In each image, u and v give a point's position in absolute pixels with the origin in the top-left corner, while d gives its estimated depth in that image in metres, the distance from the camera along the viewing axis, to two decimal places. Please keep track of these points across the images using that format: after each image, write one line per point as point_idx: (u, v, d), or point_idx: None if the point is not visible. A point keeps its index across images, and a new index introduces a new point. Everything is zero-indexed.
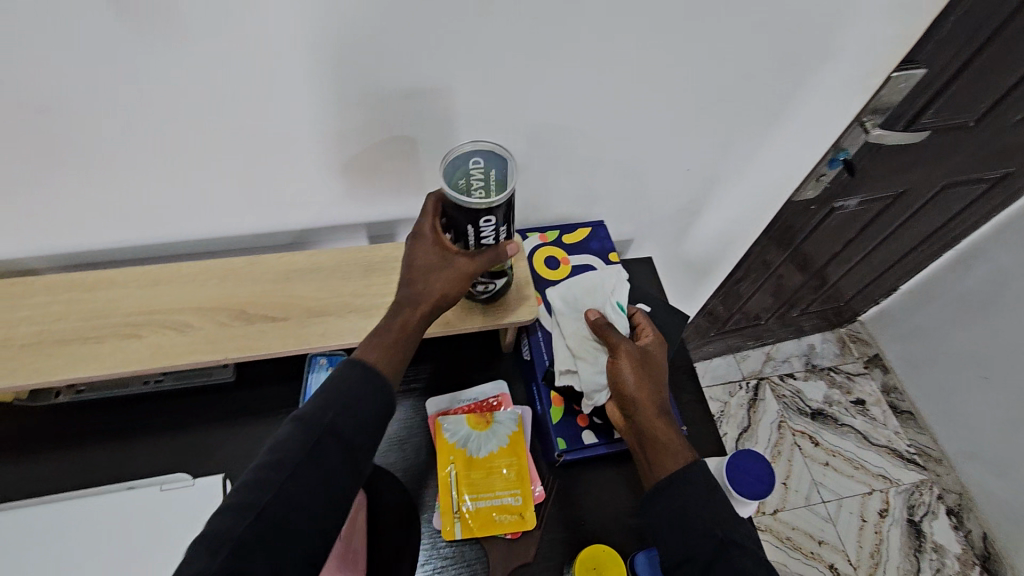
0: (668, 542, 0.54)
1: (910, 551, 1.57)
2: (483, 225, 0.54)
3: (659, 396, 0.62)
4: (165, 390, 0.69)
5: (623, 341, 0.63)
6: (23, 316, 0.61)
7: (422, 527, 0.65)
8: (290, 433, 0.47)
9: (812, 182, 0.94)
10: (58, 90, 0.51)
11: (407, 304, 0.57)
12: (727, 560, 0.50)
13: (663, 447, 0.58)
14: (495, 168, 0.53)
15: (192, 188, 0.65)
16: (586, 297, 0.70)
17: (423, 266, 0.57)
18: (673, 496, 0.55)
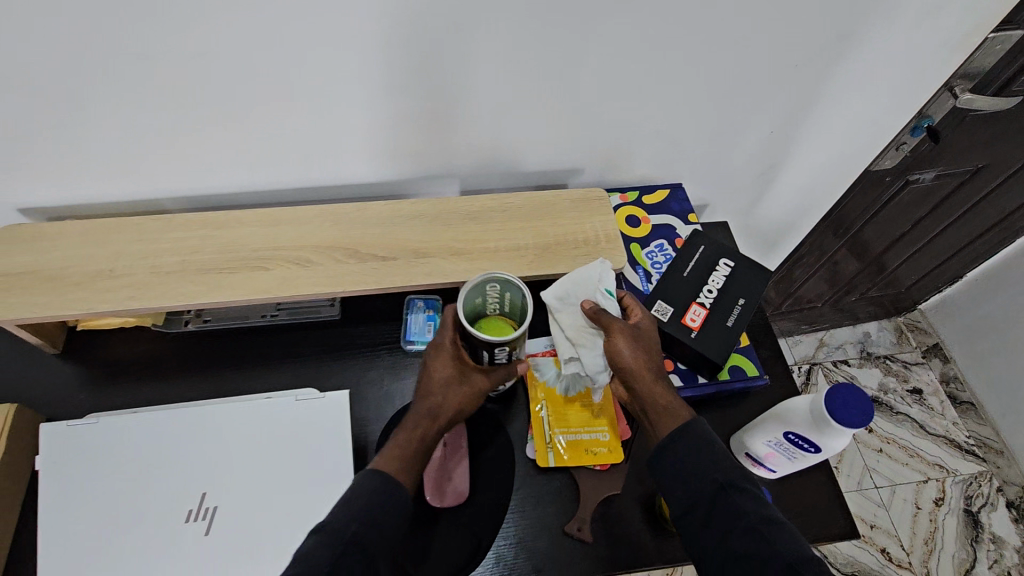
0: (671, 493, 0.54)
1: (966, 541, 1.55)
2: (498, 352, 0.59)
3: (656, 364, 0.61)
4: (280, 324, 0.76)
5: (614, 319, 0.61)
6: (166, 247, 0.68)
7: (517, 455, 0.69)
8: (316, 545, 0.47)
9: (892, 151, 0.94)
10: (214, 42, 0.57)
11: (427, 418, 0.58)
12: (727, 499, 0.52)
13: (663, 410, 0.58)
14: (508, 291, 0.60)
15: (312, 138, 0.71)
16: (578, 288, 0.66)
17: (442, 378, 0.59)
18: (673, 452, 0.55)
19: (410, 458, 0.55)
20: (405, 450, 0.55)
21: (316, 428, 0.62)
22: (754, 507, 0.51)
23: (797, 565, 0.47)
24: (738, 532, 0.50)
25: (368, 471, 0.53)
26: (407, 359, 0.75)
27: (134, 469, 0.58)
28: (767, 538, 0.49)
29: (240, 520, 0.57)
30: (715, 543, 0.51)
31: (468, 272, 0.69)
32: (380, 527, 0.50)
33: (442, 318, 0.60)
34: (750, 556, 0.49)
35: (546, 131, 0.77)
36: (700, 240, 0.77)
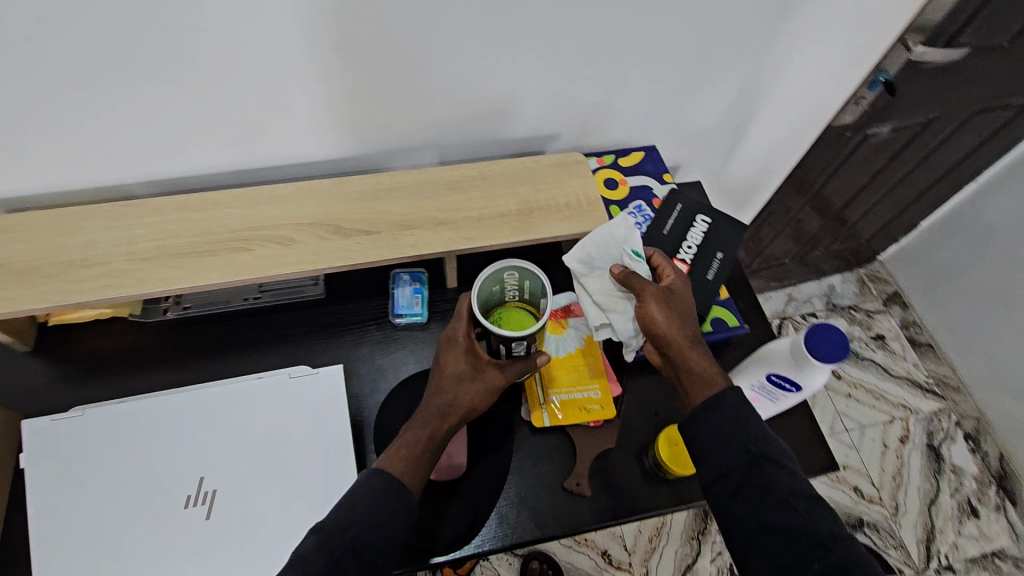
0: (705, 463, 0.57)
1: (930, 473, 1.65)
2: (514, 345, 0.59)
3: (690, 329, 0.63)
4: (263, 306, 0.74)
5: (647, 284, 0.63)
6: (141, 233, 0.66)
7: (513, 419, 0.71)
8: (312, 546, 0.49)
9: (852, 105, 0.98)
10: (173, 21, 0.54)
11: (439, 415, 0.60)
12: (759, 473, 0.54)
13: (697, 377, 0.60)
14: (527, 278, 0.60)
15: (283, 114, 0.69)
16: (602, 251, 0.68)
17: (454, 373, 0.61)
18: (708, 421, 0.58)
19: (416, 458, 0.57)
20: (411, 446, 0.58)
21: (313, 403, 0.62)
22: (787, 480, 0.53)
23: (830, 542, 0.49)
24: (768, 504, 0.52)
25: (372, 470, 0.55)
26: (397, 332, 0.75)
27: (129, 459, 0.57)
28: (798, 512, 0.51)
29: (242, 501, 0.57)
30: (745, 514, 0.53)
31: (453, 242, 0.70)
32: (377, 521, 0.52)
33: (455, 313, 0.61)
34: (783, 528, 0.51)
35: (520, 98, 0.77)
36: (677, 199, 0.79)
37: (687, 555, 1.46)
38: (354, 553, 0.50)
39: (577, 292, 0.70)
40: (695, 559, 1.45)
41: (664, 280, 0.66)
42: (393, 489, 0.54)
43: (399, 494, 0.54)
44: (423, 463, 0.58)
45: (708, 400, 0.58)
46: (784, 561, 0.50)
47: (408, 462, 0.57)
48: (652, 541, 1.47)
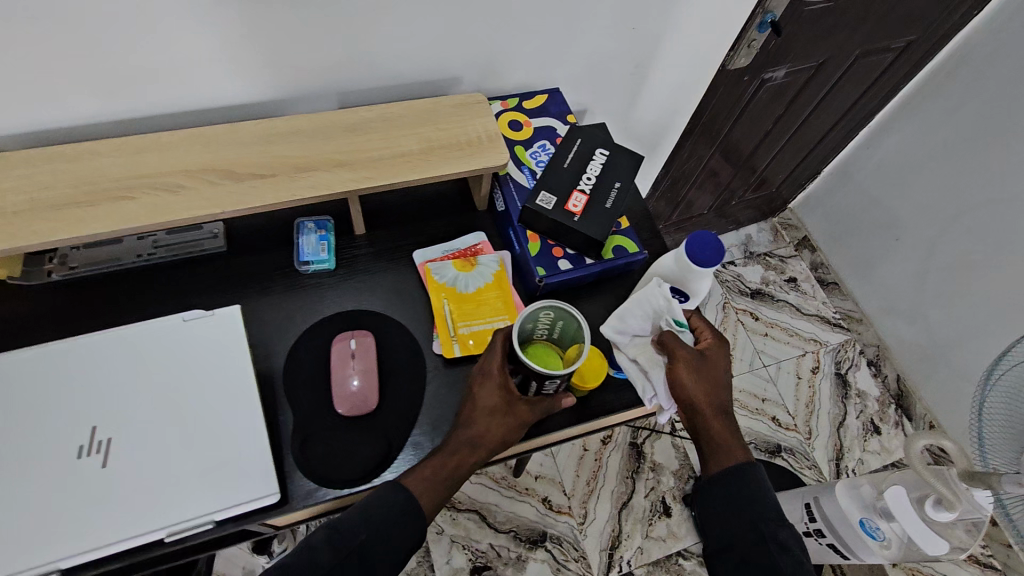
0: (715, 531, 0.64)
1: (838, 398, 1.78)
2: (547, 383, 0.61)
3: (719, 398, 0.67)
4: (159, 263, 0.72)
5: (682, 350, 0.67)
6: (9, 187, 0.62)
7: (424, 354, 0.71)
8: (322, 542, 0.55)
9: (744, 48, 1.04)
10: None
11: (467, 446, 0.62)
12: (762, 552, 0.60)
13: (718, 447, 0.66)
14: (561, 319, 0.62)
15: (162, 55, 0.65)
16: (641, 319, 0.72)
17: (486, 407, 0.63)
18: (721, 487, 0.64)
19: (439, 485, 0.60)
20: (438, 471, 0.61)
21: (210, 343, 0.61)
22: (788, 566, 0.59)
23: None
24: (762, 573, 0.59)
25: (393, 484, 0.59)
26: (304, 280, 0.74)
27: (11, 417, 0.55)
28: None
29: (139, 447, 0.55)
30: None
31: (353, 181, 0.69)
32: (386, 531, 0.57)
33: (493, 346, 0.64)
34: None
35: (416, 38, 0.76)
36: (577, 135, 0.81)
37: (623, 492, 1.54)
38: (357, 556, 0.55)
39: (620, 359, 0.73)
40: (630, 496, 1.54)
41: (702, 345, 0.70)
42: (410, 510, 0.58)
43: (412, 513, 0.58)
44: (446, 488, 0.61)
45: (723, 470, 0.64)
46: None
47: (430, 486, 0.60)
48: (591, 483, 1.54)
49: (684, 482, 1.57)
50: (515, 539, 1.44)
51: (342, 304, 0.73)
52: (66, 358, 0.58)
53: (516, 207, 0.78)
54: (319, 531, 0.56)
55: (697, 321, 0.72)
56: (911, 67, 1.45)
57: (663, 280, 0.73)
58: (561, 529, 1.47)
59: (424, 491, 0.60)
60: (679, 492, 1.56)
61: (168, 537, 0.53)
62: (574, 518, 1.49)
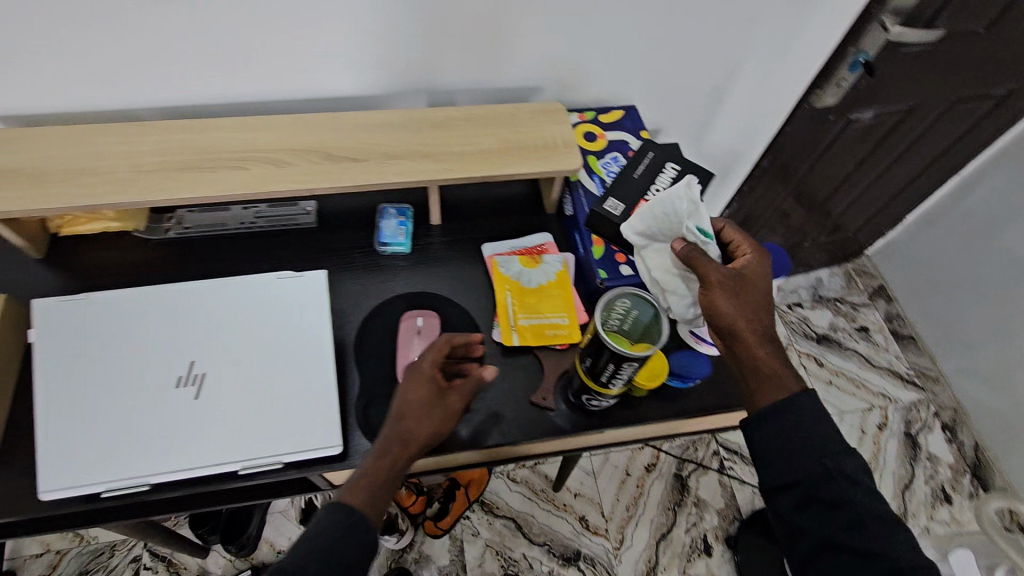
0: (776, 468, 0.58)
1: (906, 460, 1.67)
2: (625, 366, 0.59)
3: (759, 324, 0.63)
4: (258, 231, 0.80)
5: (714, 269, 0.64)
6: (146, 149, 0.71)
7: (484, 340, 0.75)
8: None
9: (833, 88, 1.00)
10: None
11: (399, 444, 0.60)
12: (833, 488, 0.55)
13: (766, 376, 0.60)
14: (638, 308, 0.61)
15: (283, 47, 0.74)
16: (661, 228, 0.70)
17: (416, 403, 0.61)
18: (778, 421, 0.58)
19: (378, 487, 0.58)
20: (374, 475, 0.58)
21: (301, 302, 0.66)
22: (861, 500, 0.55)
23: (908, 570, 0.52)
24: (836, 512, 0.55)
25: (330, 506, 0.55)
26: (381, 260, 0.80)
27: (124, 343, 0.62)
28: (872, 535, 0.54)
29: (227, 386, 0.61)
30: (814, 525, 0.55)
31: (436, 171, 0.75)
32: (339, 562, 0.52)
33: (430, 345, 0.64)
34: (855, 548, 0.54)
35: (504, 48, 0.82)
36: (648, 148, 0.84)
37: (662, 523, 1.50)
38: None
39: (639, 263, 0.74)
40: (670, 528, 1.49)
41: (736, 266, 0.66)
42: (359, 527, 0.55)
43: (364, 527, 0.55)
44: (388, 490, 0.58)
45: (774, 402, 0.59)
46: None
47: (370, 490, 0.57)
48: (630, 509, 1.51)
49: (728, 523, 1.51)
50: (549, 554, 1.43)
51: (412, 284, 0.78)
52: (178, 299, 0.64)
53: (584, 212, 0.81)
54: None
55: (730, 234, 0.70)
56: (1011, 116, 1.38)
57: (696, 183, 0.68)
58: (595, 550, 1.45)
59: (364, 499, 0.56)
60: (722, 532, 1.50)
61: (241, 471, 0.59)
62: (609, 541, 1.46)
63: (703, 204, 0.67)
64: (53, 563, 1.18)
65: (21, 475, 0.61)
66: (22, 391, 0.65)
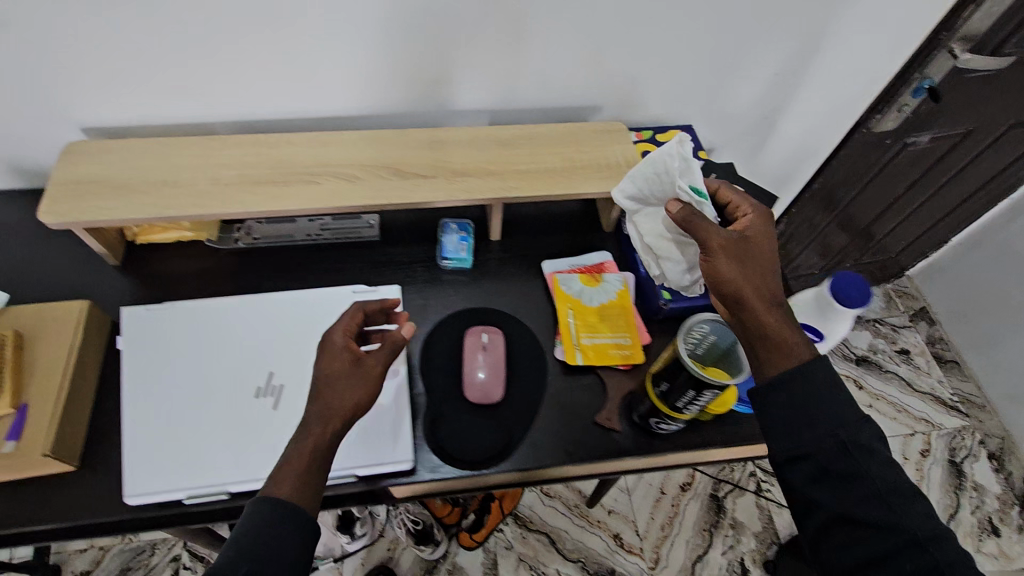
0: (783, 441, 0.54)
1: (951, 488, 1.62)
2: (704, 394, 0.59)
3: (767, 289, 0.58)
4: (324, 243, 0.81)
5: (714, 232, 0.60)
6: (222, 162, 0.73)
7: (547, 358, 0.75)
8: None
9: (894, 114, 0.98)
10: None
11: (316, 421, 0.55)
12: (850, 460, 0.51)
13: (775, 346, 0.55)
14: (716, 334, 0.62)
15: (357, 65, 0.76)
16: (655, 187, 0.69)
17: (331, 376, 0.57)
18: (785, 396, 0.53)
19: (303, 477, 0.52)
20: (296, 459, 0.53)
21: (379, 315, 0.69)
22: (879, 471, 0.50)
23: (926, 541, 0.48)
24: (854, 488, 0.50)
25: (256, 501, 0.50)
26: (443, 274, 0.81)
27: (209, 353, 0.64)
28: (890, 508, 0.49)
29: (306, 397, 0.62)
30: (831, 499, 0.51)
31: (502, 189, 0.76)
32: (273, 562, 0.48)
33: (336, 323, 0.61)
34: (872, 522, 0.49)
35: (568, 68, 0.83)
36: None
37: (698, 545, 1.47)
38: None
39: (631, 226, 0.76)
40: (706, 550, 1.47)
41: (739, 229, 0.63)
42: (290, 519, 0.50)
43: (295, 518, 0.50)
44: (314, 474, 0.53)
45: (784, 375, 0.54)
46: (870, 557, 0.49)
47: (299, 482, 0.52)
48: (665, 528, 1.49)
49: (766, 547, 1.48)
50: (583, 571, 1.42)
51: (473, 299, 0.79)
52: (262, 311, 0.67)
53: None
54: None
55: (726, 194, 0.67)
56: None
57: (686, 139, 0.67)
58: (630, 569, 1.43)
59: (288, 489, 0.51)
60: (759, 556, 1.47)
61: None
62: (644, 561, 1.44)
63: (695, 161, 0.65)
64: (98, 559, 1.20)
65: (107, 480, 0.62)
66: (105, 396, 0.67)
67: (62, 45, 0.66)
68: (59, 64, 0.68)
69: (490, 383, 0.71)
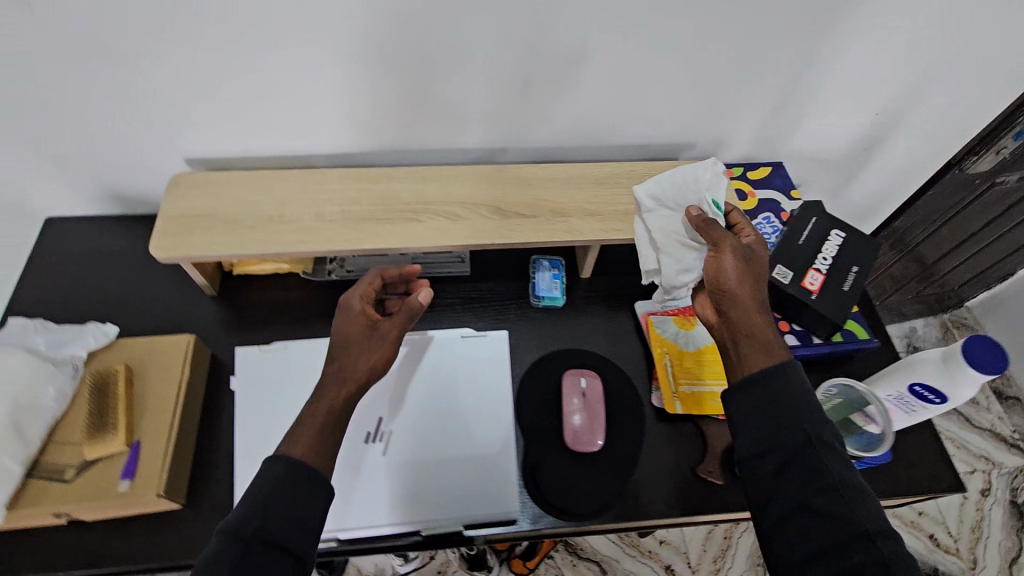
0: (748, 435, 0.51)
1: (1014, 530, 1.47)
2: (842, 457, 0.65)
3: (760, 296, 0.59)
4: (417, 277, 0.81)
5: (727, 235, 0.61)
6: (327, 198, 0.73)
7: (644, 406, 0.74)
8: (219, 548, 0.44)
9: (990, 156, 0.93)
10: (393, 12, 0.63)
11: (335, 383, 0.56)
12: (811, 454, 0.48)
13: (757, 342, 0.55)
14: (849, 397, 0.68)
15: (460, 103, 0.75)
16: (675, 195, 0.72)
17: (350, 338, 0.60)
18: (755, 391, 0.52)
19: (319, 437, 0.52)
20: (314, 417, 0.53)
21: (487, 360, 0.73)
22: (840, 469, 0.48)
23: (875, 535, 0.45)
24: (816, 485, 0.47)
25: (269, 459, 0.50)
26: (536, 313, 0.80)
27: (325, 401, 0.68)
28: (846, 503, 0.47)
29: (413, 442, 0.68)
30: (789, 492, 0.48)
31: (602, 231, 0.74)
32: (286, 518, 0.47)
33: (353, 291, 0.64)
34: (828, 515, 0.46)
35: (668, 108, 0.81)
36: (811, 212, 0.81)
37: None
38: (290, 557, 0.46)
39: (638, 225, 0.74)
40: None
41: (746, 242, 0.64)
42: (303, 480, 0.49)
43: (308, 479, 0.49)
44: (333, 436, 0.53)
45: (762, 367, 0.53)
46: (823, 550, 0.46)
47: (318, 446, 0.52)
48: (717, 561, 1.44)
49: None
50: None
51: (566, 340, 0.78)
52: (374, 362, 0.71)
53: None
54: (215, 544, 0.44)
55: (737, 218, 0.68)
56: None
57: (719, 164, 0.74)
58: None
59: (306, 450, 0.51)
60: None
61: (425, 527, 0.64)
62: None
63: (723, 182, 0.71)
64: None
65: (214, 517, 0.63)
66: (209, 431, 0.68)
67: (177, 82, 0.67)
68: (173, 101, 0.69)
69: (589, 429, 0.70)
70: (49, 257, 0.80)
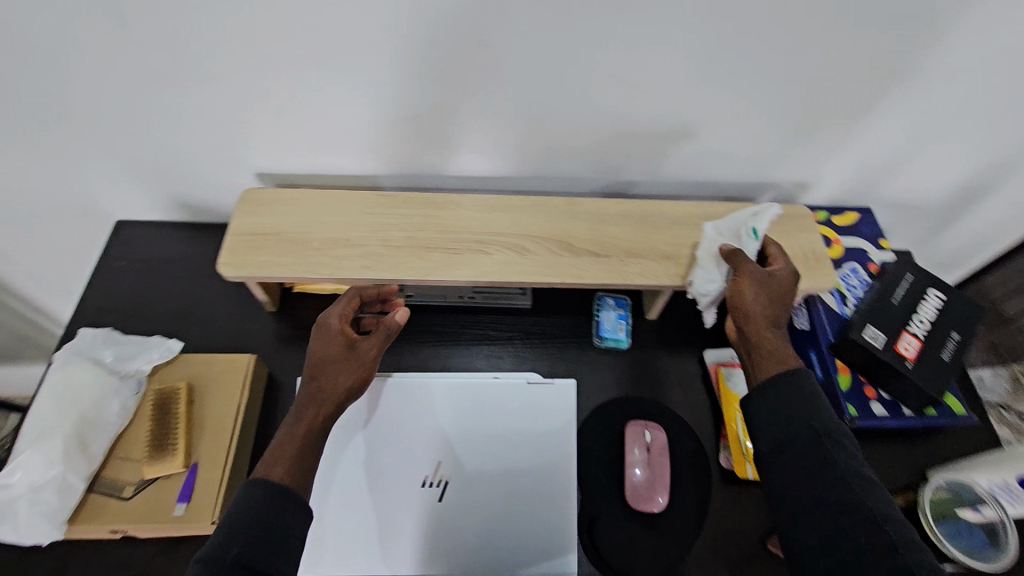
0: (767, 432, 0.55)
1: None
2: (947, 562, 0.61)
3: (778, 318, 0.60)
4: (476, 307, 0.78)
5: (748, 262, 0.62)
6: (395, 223, 0.71)
7: (712, 468, 0.69)
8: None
9: None
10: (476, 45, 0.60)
11: (313, 403, 0.57)
12: (821, 447, 0.51)
13: (770, 356, 0.57)
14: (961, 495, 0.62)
15: (534, 131, 0.72)
16: (731, 222, 0.71)
17: (327, 358, 0.59)
18: (774, 393, 0.55)
19: (297, 457, 0.53)
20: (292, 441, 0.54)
21: (548, 407, 0.70)
22: (849, 463, 0.50)
23: (881, 520, 0.47)
24: (825, 477, 0.50)
25: (246, 485, 0.50)
26: (598, 355, 0.76)
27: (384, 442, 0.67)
28: (855, 494, 0.49)
29: (469, 492, 0.66)
30: (802, 482, 0.51)
31: (676, 276, 0.70)
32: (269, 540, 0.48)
33: (332, 309, 0.63)
34: (838, 502, 0.49)
35: (753, 151, 0.76)
36: (906, 266, 0.74)
37: None
38: None
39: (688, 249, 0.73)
40: None
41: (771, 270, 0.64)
42: (282, 504, 0.50)
43: (286, 505, 0.50)
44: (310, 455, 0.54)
45: (773, 377, 0.56)
46: (830, 531, 0.48)
47: (296, 466, 0.53)
48: None
49: None
50: None
51: (629, 387, 0.74)
52: (434, 402, 0.69)
53: (826, 336, 0.73)
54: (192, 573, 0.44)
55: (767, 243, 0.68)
56: None
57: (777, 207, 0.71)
58: None
59: (285, 472, 0.52)
60: None
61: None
62: None
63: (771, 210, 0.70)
64: None
65: None
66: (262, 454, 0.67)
67: (246, 98, 0.66)
68: (250, 120, 0.69)
69: (653, 488, 0.65)
70: (114, 262, 0.81)
